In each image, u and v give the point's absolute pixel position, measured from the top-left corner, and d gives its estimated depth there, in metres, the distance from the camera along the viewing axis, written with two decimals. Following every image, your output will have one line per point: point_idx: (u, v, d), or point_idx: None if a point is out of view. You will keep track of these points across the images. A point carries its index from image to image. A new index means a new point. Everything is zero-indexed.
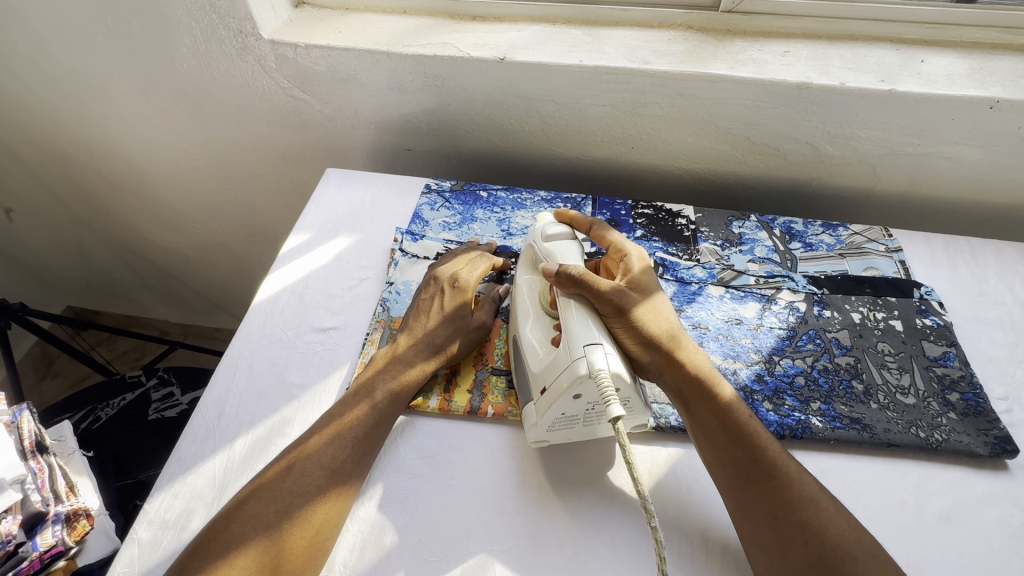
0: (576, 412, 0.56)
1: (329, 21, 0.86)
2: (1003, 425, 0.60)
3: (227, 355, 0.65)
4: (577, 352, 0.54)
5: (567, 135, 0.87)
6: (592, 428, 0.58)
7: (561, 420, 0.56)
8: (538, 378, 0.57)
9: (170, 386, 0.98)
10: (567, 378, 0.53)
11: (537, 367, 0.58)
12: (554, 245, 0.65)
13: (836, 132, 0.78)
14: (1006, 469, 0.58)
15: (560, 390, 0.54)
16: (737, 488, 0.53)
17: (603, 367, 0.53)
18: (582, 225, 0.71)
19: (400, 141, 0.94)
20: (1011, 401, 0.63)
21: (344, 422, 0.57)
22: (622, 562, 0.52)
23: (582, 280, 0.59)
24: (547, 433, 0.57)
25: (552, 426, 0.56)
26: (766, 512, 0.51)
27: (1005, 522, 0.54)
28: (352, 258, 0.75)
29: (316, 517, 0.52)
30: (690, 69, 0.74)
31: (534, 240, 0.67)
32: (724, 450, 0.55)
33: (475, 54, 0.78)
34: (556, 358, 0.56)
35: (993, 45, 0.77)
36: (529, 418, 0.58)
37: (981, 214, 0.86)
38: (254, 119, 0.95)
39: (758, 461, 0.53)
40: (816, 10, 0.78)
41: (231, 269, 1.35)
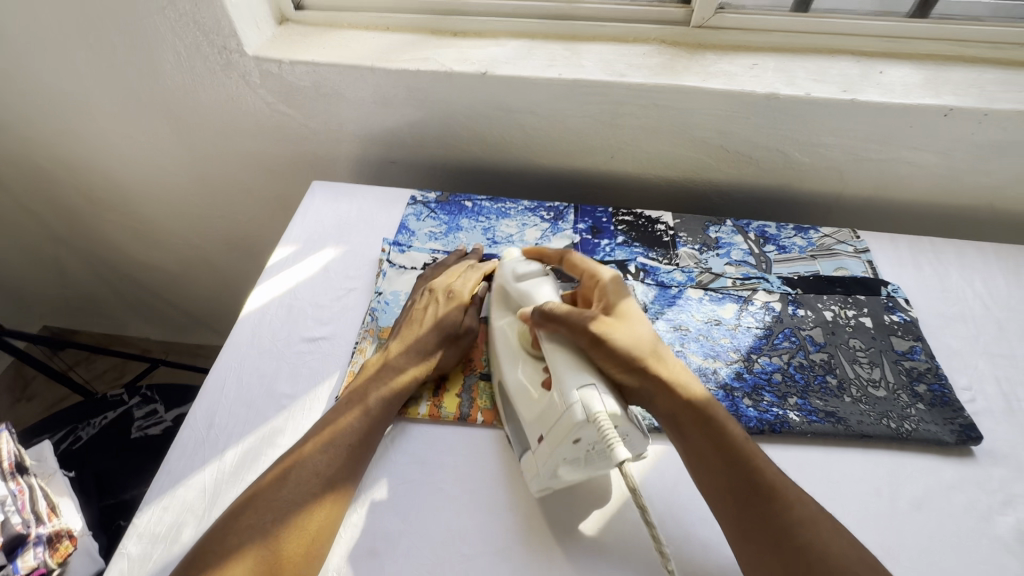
0: (576, 458, 0.52)
1: (313, 37, 0.88)
2: (968, 413, 0.62)
3: (215, 368, 0.66)
4: (571, 397, 0.51)
5: (546, 145, 0.90)
6: (594, 473, 0.54)
7: (563, 467, 0.53)
8: (534, 427, 0.55)
9: (153, 403, 1.09)
10: (563, 424, 0.50)
11: (532, 416, 0.55)
12: (530, 285, 0.63)
13: (804, 139, 0.81)
14: (971, 456, 0.60)
15: (557, 436, 0.51)
16: (737, 513, 0.50)
17: (599, 408, 0.49)
18: (552, 257, 0.68)
19: (385, 154, 0.97)
20: (975, 390, 0.65)
21: (337, 428, 0.56)
22: (613, 560, 0.52)
23: (556, 314, 0.56)
24: (550, 484, 0.54)
25: (552, 478, 0.54)
26: (768, 538, 0.48)
27: (971, 506, 0.56)
28: (340, 268, 0.76)
29: (312, 523, 0.50)
30: (663, 82, 0.77)
31: (505, 281, 0.65)
32: (722, 474, 0.51)
33: (457, 69, 0.80)
34: (550, 404, 0.53)
35: (946, 57, 0.81)
36: (531, 469, 0.55)
37: (937, 216, 0.90)
38: (245, 133, 0.97)
39: (756, 483, 0.50)
40: (780, 26, 0.81)
41: (212, 284, 1.40)
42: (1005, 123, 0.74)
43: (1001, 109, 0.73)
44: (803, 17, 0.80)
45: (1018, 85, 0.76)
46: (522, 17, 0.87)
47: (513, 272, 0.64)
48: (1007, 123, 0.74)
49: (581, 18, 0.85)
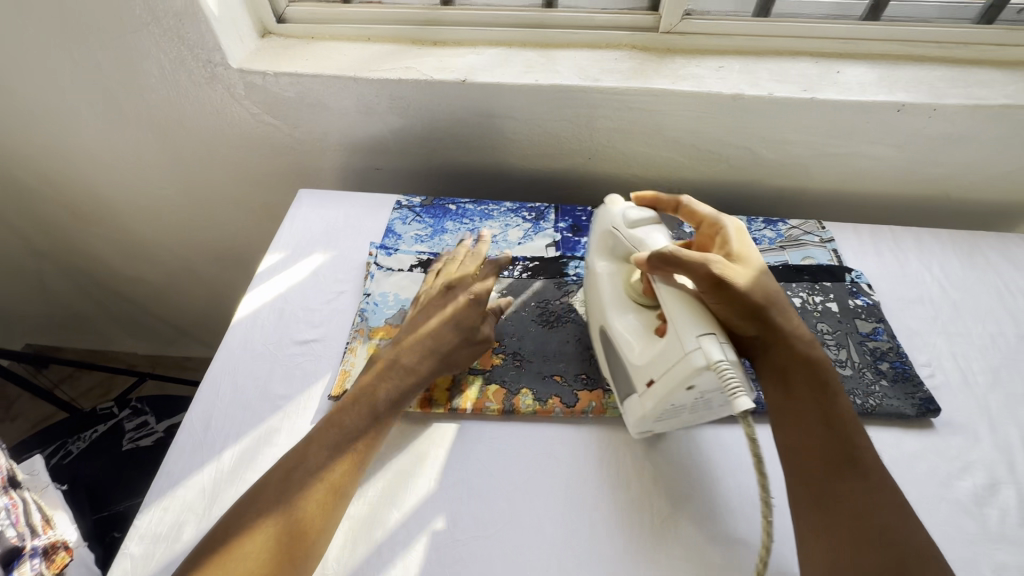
0: (683, 400, 0.56)
1: (296, 49, 0.90)
2: (927, 388, 0.66)
3: (210, 373, 0.67)
4: (690, 345, 0.52)
5: (526, 148, 0.93)
6: (693, 413, 0.59)
7: (668, 409, 0.57)
8: (641, 371, 0.57)
9: (143, 415, 1.09)
10: (681, 370, 0.52)
11: (639, 360, 0.58)
12: (645, 234, 0.65)
13: (769, 137, 0.86)
14: (931, 427, 0.64)
15: (673, 382, 0.53)
16: (823, 481, 0.53)
17: (721, 357, 0.51)
18: (669, 205, 0.70)
19: (370, 161, 0.99)
20: (933, 366, 0.69)
21: (340, 421, 0.58)
22: (597, 538, 0.56)
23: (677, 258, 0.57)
24: (653, 422, 0.59)
25: (658, 416, 0.58)
26: (851, 509, 0.51)
27: (932, 473, 0.60)
28: (329, 273, 0.78)
29: (312, 512, 0.52)
30: (635, 85, 0.81)
31: (617, 227, 0.67)
32: (822, 437, 0.54)
33: (438, 77, 0.83)
34: (664, 350, 0.55)
35: (898, 56, 0.86)
36: (637, 410, 0.58)
37: (895, 206, 0.96)
38: (232, 145, 0.99)
39: (852, 455, 0.53)
40: (743, 31, 0.86)
41: (199, 295, 1.40)
42: (953, 117, 0.80)
43: (948, 104, 0.78)
44: (765, 21, 0.85)
45: (964, 82, 0.81)
46: (499, 26, 0.90)
47: (626, 219, 0.66)
48: (954, 117, 0.80)
49: (555, 26, 0.89)
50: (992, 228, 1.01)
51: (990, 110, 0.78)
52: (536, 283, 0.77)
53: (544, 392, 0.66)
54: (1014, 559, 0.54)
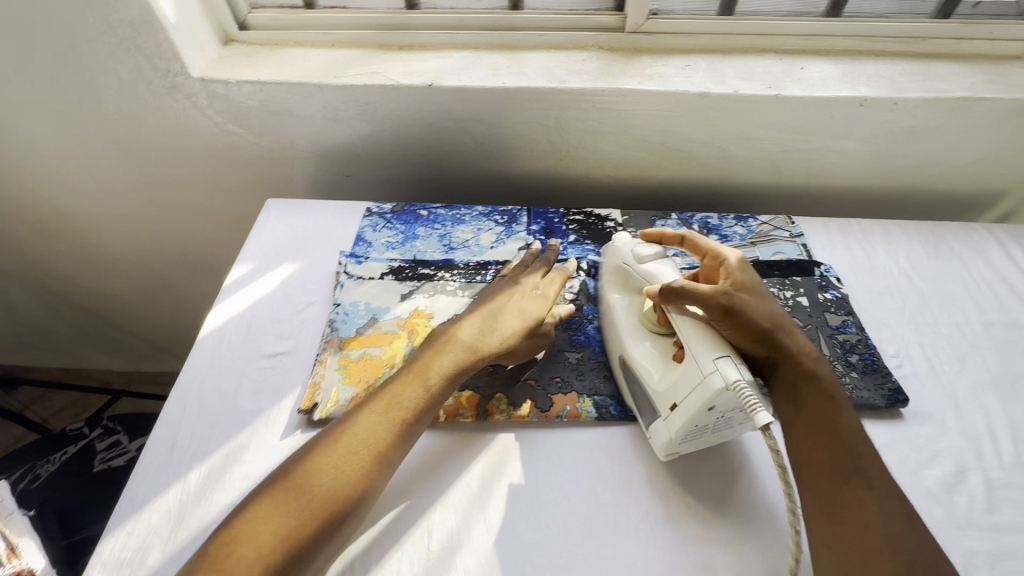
0: (707, 423, 0.57)
1: (259, 56, 0.88)
2: (896, 379, 0.67)
3: (176, 390, 0.66)
4: (709, 367, 0.54)
5: (497, 151, 0.92)
6: (715, 434, 0.60)
7: (694, 432, 0.58)
8: (664, 396, 0.59)
9: (115, 434, 1.07)
10: (702, 392, 0.54)
11: (660, 386, 0.59)
12: (655, 267, 0.67)
13: (736, 134, 0.86)
14: (900, 417, 0.64)
15: (695, 402, 0.55)
16: (830, 492, 0.53)
17: (738, 377, 0.53)
18: (673, 239, 0.71)
19: (340, 169, 0.98)
20: (901, 357, 0.70)
21: (395, 397, 0.58)
22: (575, 544, 0.55)
23: (686, 290, 0.60)
24: (680, 446, 0.59)
25: (683, 439, 0.58)
26: (859, 519, 0.51)
27: (901, 463, 0.60)
28: (298, 283, 0.77)
29: (354, 486, 0.52)
30: (602, 86, 0.81)
31: (626, 263, 0.70)
32: (832, 451, 0.55)
33: (404, 82, 0.82)
34: (684, 374, 0.57)
35: (860, 52, 0.87)
36: (662, 435, 0.59)
37: (862, 200, 0.97)
38: (198, 156, 0.97)
39: (861, 467, 0.53)
40: (708, 30, 0.86)
41: (173, 309, 1.38)
42: (915, 111, 0.81)
43: (908, 98, 0.79)
44: (728, 19, 0.85)
45: (923, 76, 0.83)
46: (465, 29, 0.89)
47: (636, 254, 0.69)
48: (916, 110, 0.81)
49: (521, 29, 0.89)
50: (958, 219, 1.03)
51: (949, 102, 0.80)
52: None
53: (518, 398, 0.65)
54: (983, 545, 0.54)
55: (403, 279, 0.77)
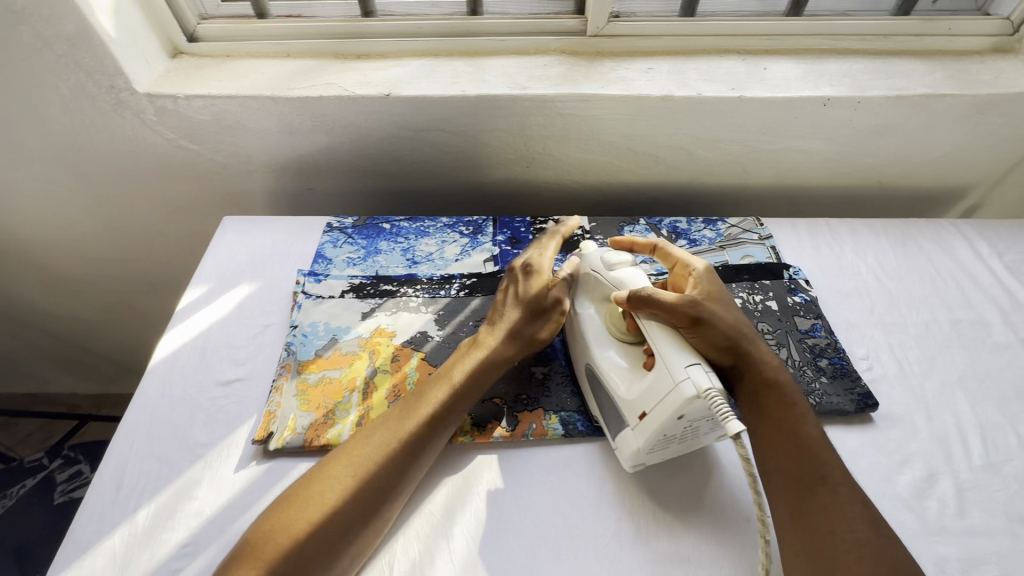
0: (676, 431, 0.55)
1: (210, 69, 0.85)
2: (865, 382, 0.66)
3: (124, 424, 0.62)
4: (680, 375, 0.52)
5: (461, 159, 0.90)
6: (684, 443, 0.58)
7: (662, 441, 0.56)
8: (632, 404, 0.56)
9: (77, 463, 1.04)
10: (672, 400, 0.52)
11: (629, 394, 0.57)
12: (624, 271, 0.64)
13: (702, 137, 0.85)
14: (871, 421, 0.64)
15: (665, 411, 0.53)
16: (796, 499, 0.52)
17: (710, 385, 0.51)
18: (644, 246, 0.71)
19: (301, 182, 0.95)
20: (871, 359, 0.69)
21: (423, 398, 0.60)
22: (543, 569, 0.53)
23: (653, 297, 0.58)
24: (647, 455, 0.57)
25: (652, 448, 0.56)
26: (825, 525, 0.50)
27: (873, 469, 0.59)
28: (255, 305, 0.74)
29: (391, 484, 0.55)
30: (564, 91, 0.79)
31: (595, 268, 0.67)
32: (794, 458, 0.54)
33: (360, 92, 0.80)
34: (654, 381, 0.55)
35: (823, 50, 0.86)
36: (630, 444, 0.57)
37: (830, 198, 0.97)
38: (152, 173, 0.94)
39: (823, 472, 0.53)
40: (670, 31, 0.85)
41: (138, 329, 1.33)
42: (878, 109, 0.80)
43: (871, 97, 0.79)
44: (690, 21, 0.84)
45: (885, 73, 0.82)
46: (423, 36, 0.87)
47: (604, 260, 0.66)
48: (879, 108, 0.80)
49: (481, 34, 0.87)
50: (925, 212, 1.03)
51: (911, 100, 0.79)
52: (474, 300, 0.75)
53: (483, 418, 0.63)
54: (955, 551, 0.54)
55: (365, 296, 0.75)
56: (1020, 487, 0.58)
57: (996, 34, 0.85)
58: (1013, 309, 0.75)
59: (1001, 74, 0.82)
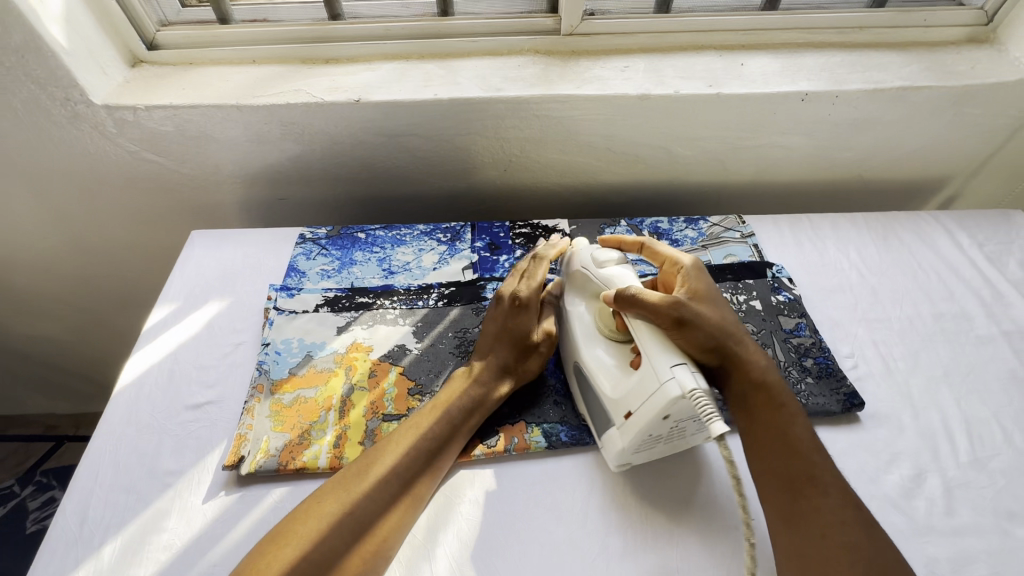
0: (662, 432, 0.54)
1: (172, 78, 0.82)
2: (850, 381, 0.65)
3: (88, 454, 0.60)
4: (664, 374, 0.51)
5: (437, 164, 0.88)
6: (670, 444, 0.57)
7: (648, 441, 0.55)
8: (619, 403, 0.56)
9: (50, 490, 1.00)
10: (658, 400, 0.51)
11: (614, 393, 0.56)
12: (614, 271, 0.64)
13: (681, 135, 0.84)
14: (857, 421, 0.63)
15: (650, 412, 0.52)
16: (787, 502, 0.51)
17: (694, 385, 0.50)
18: (632, 246, 0.70)
19: (273, 192, 0.93)
20: (856, 357, 0.69)
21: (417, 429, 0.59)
22: None
23: (639, 297, 0.57)
24: (632, 455, 0.56)
25: (637, 449, 0.55)
26: (817, 528, 0.49)
27: (860, 470, 0.59)
28: (225, 322, 0.72)
29: (384, 524, 0.53)
30: (539, 93, 0.77)
31: (586, 267, 0.66)
32: (785, 460, 0.53)
33: (329, 98, 0.77)
34: (639, 381, 0.54)
35: (799, 44, 0.86)
36: (615, 444, 0.56)
37: (810, 192, 0.97)
38: (116, 187, 0.90)
39: (813, 474, 0.52)
40: (646, 29, 0.83)
41: (113, 346, 1.29)
42: (856, 102, 0.80)
43: (848, 90, 0.78)
44: (665, 17, 0.83)
45: (862, 66, 0.82)
46: (393, 38, 0.85)
47: (594, 260, 0.65)
48: (857, 101, 0.80)
49: (454, 35, 0.84)
50: (905, 204, 1.03)
51: (888, 93, 0.79)
52: (453, 310, 0.73)
53: None
54: (945, 552, 0.53)
55: (340, 310, 0.72)
56: (1007, 482, 0.58)
57: (971, 24, 0.85)
58: (995, 301, 0.75)
59: (976, 64, 0.82)
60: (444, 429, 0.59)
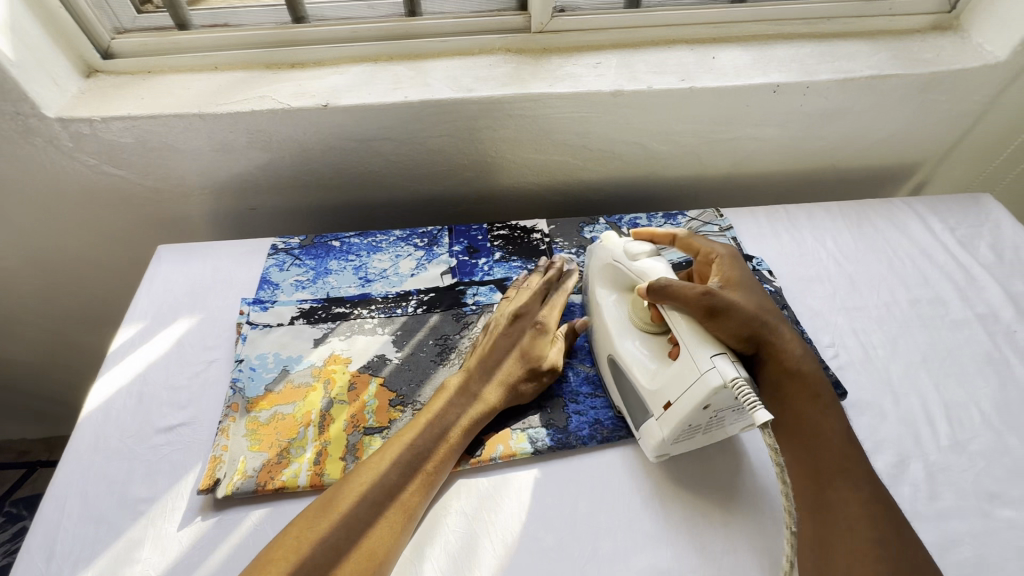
0: (701, 422, 0.54)
1: (130, 87, 0.79)
2: (832, 371, 0.66)
3: (53, 485, 0.57)
4: (705, 364, 0.51)
5: (412, 167, 0.87)
6: (708, 435, 0.56)
7: (687, 432, 0.54)
8: (655, 395, 0.55)
9: (22, 520, 0.96)
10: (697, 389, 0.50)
11: (653, 384, 0.56)
12: (648, 263, 0.63)
13: (657, 130, 0.84)
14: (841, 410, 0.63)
15: (691, 403, 0.51)
16: (816, 494, 0.51)
17: (735, 374, 0.49)
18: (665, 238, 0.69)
19: (243, 202, 0.90)
20: (837, 346, 0.69)
21: (404, 442, 0.57)
22: None
23: (672, 288, 0.56)
24: (671, 447, 0.56)
25: (677, 440, 0.55)
26: (844, 520, 0.48)
27: None
28: (196, 340, 0.70)
29: (372, 542, 0.51)
30: (512, 92, 0.76)
31: (617, 259, 0.66)
32: (818, 453, 0.53)
33: (296, 105, 0.75)
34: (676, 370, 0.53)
35: (770, 36, 0.86)
36: (654, 434, 0.56)
37: (785, 183, 0.98)
38: (77, 202, 0.87)
39: (845, 467, 0.52)
40: (616, 24, 0.83)
41: (84, 367, 1.25)
42: (826, 92, 0.80)
43: (818, 81, 0.78)
44: (636, 12, 0.82)
45: (831, 56, 0.82)
46: (361, 40, 0.83)
47: (625, 250, 0.65)
48: (827, 92, 0.80)
49: (422, 35, 0.83)
50: (878, 191, 1.05)
51: (857, 82, 0.80)
52: (433, 316, 0.73)
53: None
54: (931, 537, 0.53)
55: (317, 322, 0.71)
56: (987, 464, 0.59)
57: (935, 12, 0.86)
58: (968, 285, 0.76)
59: (942, 51, 0.83)
60: (432, 440, 0.57)
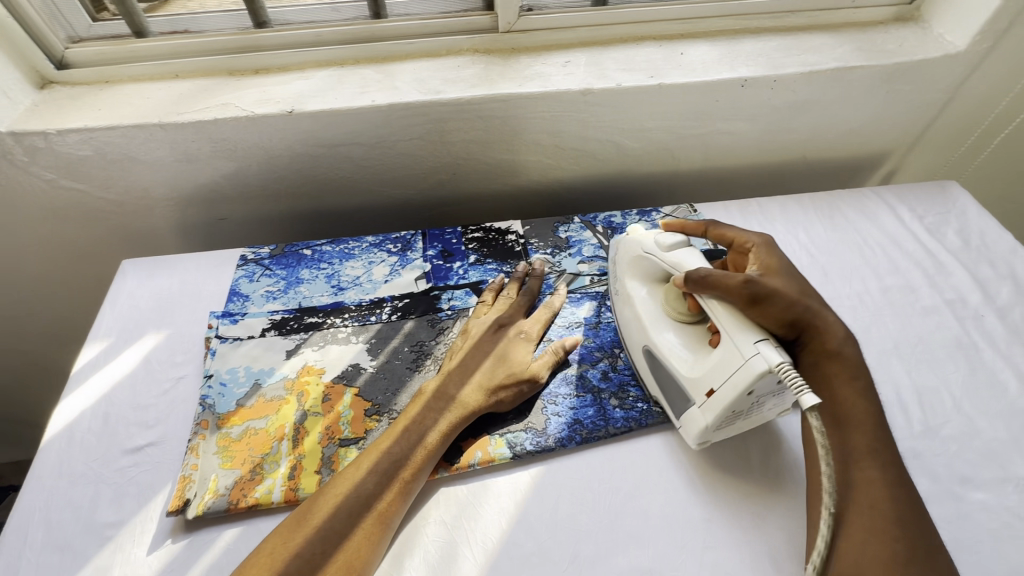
0: (743, 407, 0.58)
1: (86, 97, 0.80)
2: None
3: (15, 511, 0.58)
4: (749, 351, 0.55)
5: (383, 173, 0.91)
6: (749, 418, 0.61)
7: (730, 418, 0.59)
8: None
9: None
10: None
11: (693, 372, 0.61)
12: (678, 254, 0.66)
13: (627, 126, 0.89)
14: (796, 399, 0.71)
15: (735, 388, 0.56)
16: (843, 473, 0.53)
17: (780, 360, 0.53)
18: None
19: (212, 212, 0.93)
20: None
21: (381, 450, 0.60)
22: None
23: (709, 277, 0.60)
24: (714, 433, 0.61)
25: (720, 425, 0.60)
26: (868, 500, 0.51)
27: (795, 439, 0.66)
28: (163, 355, 0.72)
29: (350, 547, 0.54)
30: (481, 93, 0.81)
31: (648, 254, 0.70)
32: (847, 433, 0.55)
33: (259, 110, 0.77)
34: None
35: (735, 31, 0.93)
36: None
37: (750, 173, 1.06)
38: (31, 220, 0.87)
39: (873, 448, 0.54)
40: (579, 22, 0.88)
41: (43, 393, 1.22)
42: (796, 85, 0.88)
43: (785, 74, 0.86)
44: (602, 10, 0.87)
45: (796, 48, 0.90)
46: (325, 44, 0.85)
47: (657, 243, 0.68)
48: (788, 85, 0.88)
49: (383, 38, 0.86)
50: (844, 180, 1.16)
51: (824, 74, 0.87)
52: (406, 324, 0.76)
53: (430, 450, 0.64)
54: None
55: (289, 331, 0.74)
56: (959, 448, 0.65)
57: (897, 5, 0.96)
58: (936, 272, 0.85)
59: (905, 42, 0.92)
60: (405, 449, 0.60)
